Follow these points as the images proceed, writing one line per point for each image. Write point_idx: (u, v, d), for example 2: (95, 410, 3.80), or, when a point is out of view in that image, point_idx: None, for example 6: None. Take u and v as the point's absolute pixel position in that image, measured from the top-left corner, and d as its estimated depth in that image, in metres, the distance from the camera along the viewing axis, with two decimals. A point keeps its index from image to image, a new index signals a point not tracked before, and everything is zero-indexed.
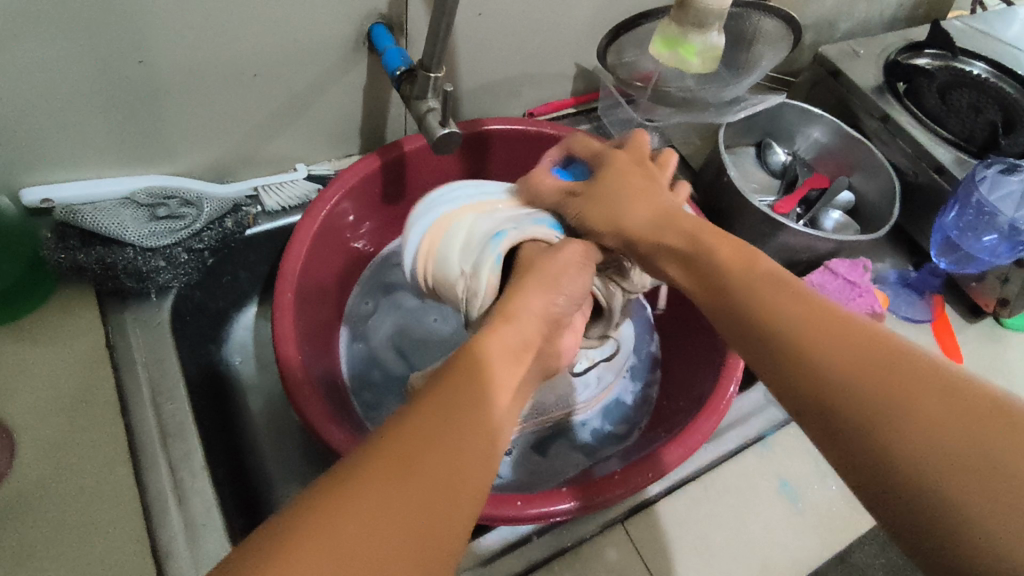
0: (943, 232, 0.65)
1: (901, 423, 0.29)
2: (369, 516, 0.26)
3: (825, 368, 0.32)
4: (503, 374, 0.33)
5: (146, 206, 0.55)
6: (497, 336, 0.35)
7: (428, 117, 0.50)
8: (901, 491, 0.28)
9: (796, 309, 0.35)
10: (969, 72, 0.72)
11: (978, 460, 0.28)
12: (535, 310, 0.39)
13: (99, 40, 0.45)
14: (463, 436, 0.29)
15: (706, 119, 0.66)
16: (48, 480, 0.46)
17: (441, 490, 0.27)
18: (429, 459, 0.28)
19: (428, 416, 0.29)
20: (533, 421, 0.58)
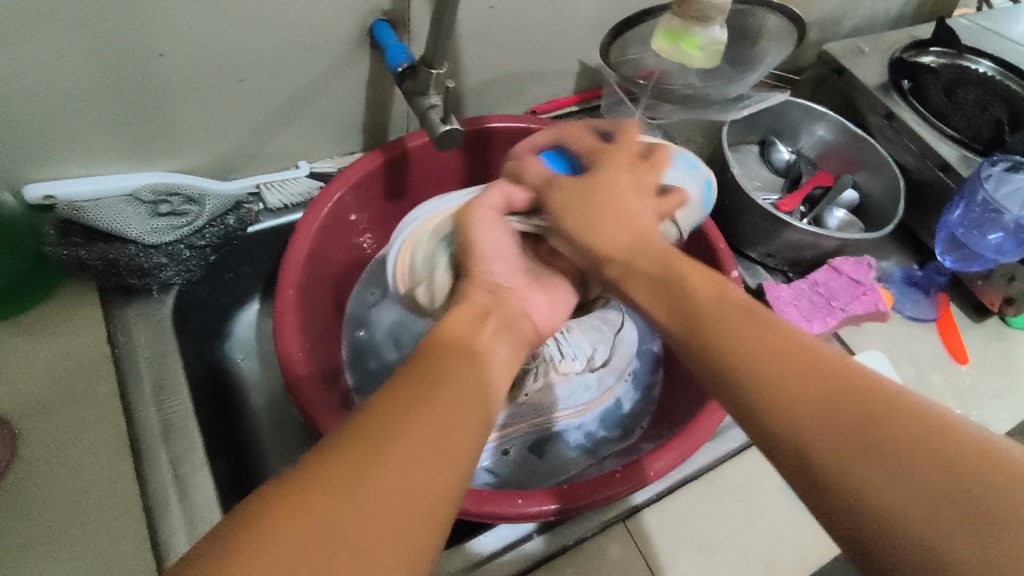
0: (949, 230, 0.65)
1: (885, 481, 0.27)
2: (328, 516, 0.24)
3: (791, 411, 0.30)
4: (470, 355, 0.34)
5: (149, 203, 0.55)
6: (455, 318, 0.37)
7: (429, 114, 0.50)
8: (861, 528, 0.27)
9: (766, 347, 0.33)
10: (975, 70, 0.72)
11: (971, 519, 0.26)
12: (482, 282, 0.42)
13: (103, 36, 0.45)
14: (429, 429, 0.28)
15: (708, 116, 0.67)
16: (50, 475, 0.46)
17: (406, 485, 0.26)
18: (391, 454, 0.27)
19: (389, 408, 0.28)
20: (531, 422, 0.57)
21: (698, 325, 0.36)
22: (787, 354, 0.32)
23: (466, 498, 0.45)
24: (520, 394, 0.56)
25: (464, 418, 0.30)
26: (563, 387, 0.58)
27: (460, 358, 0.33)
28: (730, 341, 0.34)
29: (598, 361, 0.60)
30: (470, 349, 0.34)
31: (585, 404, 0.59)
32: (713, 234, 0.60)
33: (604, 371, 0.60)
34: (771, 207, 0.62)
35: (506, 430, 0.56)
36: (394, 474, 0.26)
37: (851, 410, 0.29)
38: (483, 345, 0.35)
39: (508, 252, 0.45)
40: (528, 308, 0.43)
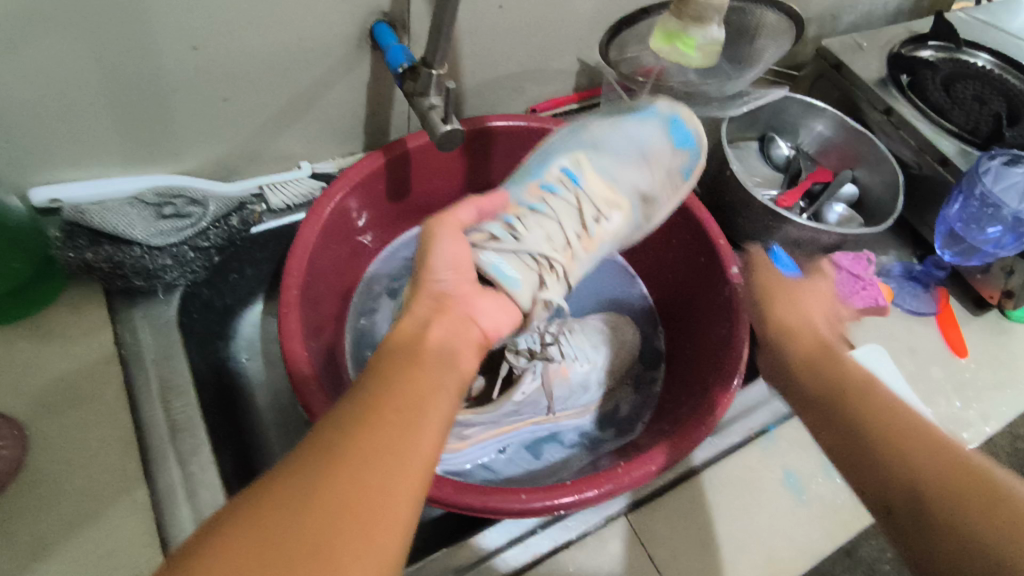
0: (947, 224, 0.65)
1: (905, 445, 0.34)
2: (281, 535, 0.25)
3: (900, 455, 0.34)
4: (420, 361, 0.33)
5: (153, 205, 0.55)
6: (406, 325, 0.36)
7: (429, 115, 0.50)
8: (883, 481, 0.34)
9: (815, 336, 0.41)
10: (974, 64, 0.72)
11: (972, 490, 0.32)
12: (428, 292, 0.38)
13: (108, 39, 0.46)
14: (381, 438, 0.28)
15: (709, 113, 0.66)
16: (61, 473, 0.47)
17: (342, 511, 0.26)
18: (343, 469, 0.27)
19: (341, 423, 0.29)
20: (530, 419, 0.58)
21: (767, 314, 0.45)
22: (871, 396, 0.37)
23: (470, 493, 0.45)
24: (517, 393, 0.55)
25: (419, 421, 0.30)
26: (561, 387, 0.58)
27: (420, 372, 0.33)
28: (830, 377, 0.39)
29: (597, 363, 0.61)
30: (442, 353, 0.34)
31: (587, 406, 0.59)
32: (711, 229, 0.60)
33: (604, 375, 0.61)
34: (770, 203, 0.62)
35: (504, 429, 0.56)
36: (348, 489, 0.26)
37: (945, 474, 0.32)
38: (430, 355, 0.34)
39: (461, 262, 0.41)
40: (471, 313, 0.39)
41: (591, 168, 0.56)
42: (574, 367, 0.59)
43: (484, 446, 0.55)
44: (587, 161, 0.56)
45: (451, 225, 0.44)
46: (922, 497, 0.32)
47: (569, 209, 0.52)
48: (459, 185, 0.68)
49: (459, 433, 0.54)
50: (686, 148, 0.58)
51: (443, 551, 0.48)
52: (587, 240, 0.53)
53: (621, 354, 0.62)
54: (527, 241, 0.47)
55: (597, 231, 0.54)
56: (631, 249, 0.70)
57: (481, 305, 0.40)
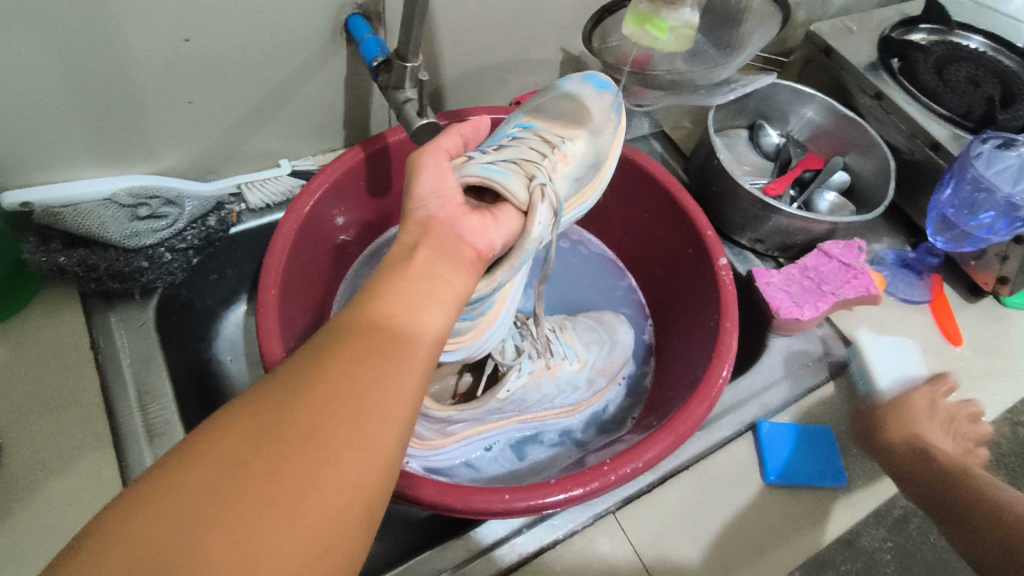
0: (939, 210, 0.64)
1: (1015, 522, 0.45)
2: (264, 434, 0.25)
3: (981, 506, 0.47)
4: (407, 282, 0.32)
5: (128, 206, 0.53)
6: (396, 256, 0.35)
7: (405, 107, 0.49)
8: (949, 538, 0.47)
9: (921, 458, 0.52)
10: (967, 46, 0.71)
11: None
12: (415, 224, 0.38)
13: (72, 38, 0.44)
14: (365, 355, 0.28)
15: (694, 100, 0.63)
16: (37, 481, 0.46)
17: (318, 419, 0.26)
18: (328, 380, 0.27)
19: (328, 343, 0.29)
20: (515, 417, 0.57)
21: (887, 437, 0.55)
22: (976, 497, 0.48)
23: (452, 493, 0.44)
24: (502, 389, 0.55)
25: (405, 340, 0.30)
26: (549, 384, 0.58)
27: (410, 292, 0.32)
28: (920, 474, 0.51)
29: (586, 361, 0.60)
30: (436, 274, 0.34)
31: (575, 402, 0.59)
32: (699, 220, 0.58)
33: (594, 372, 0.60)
34: (759, 192, 0.61)
35: (491, 429, 0.56)
36: (332, 397, 0.27)
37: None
38: (415, 270, 0.33)
39: (445, 187, 0.40)
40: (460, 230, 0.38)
41: (546, 113, 0.54)
42: (563, 367, 0.58)
43: (469, 443, 0.55)
44: (539, 112, 0.54)
45: (437, 157, 0.43)
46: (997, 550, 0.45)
47: (537, 138, 0.51)
48: None
49: (441, 429, 0.53)
50: (608, 91, 0.56)
51: (428, 553, 0.47)
52: (558, 156, 0.50)
53: (613, 351, 0.61)
54: (503, 158, 0.46)
55: (567, 151, 0.51)
56: (619, 241, 0.69)
57: (467, 218, 0.39)
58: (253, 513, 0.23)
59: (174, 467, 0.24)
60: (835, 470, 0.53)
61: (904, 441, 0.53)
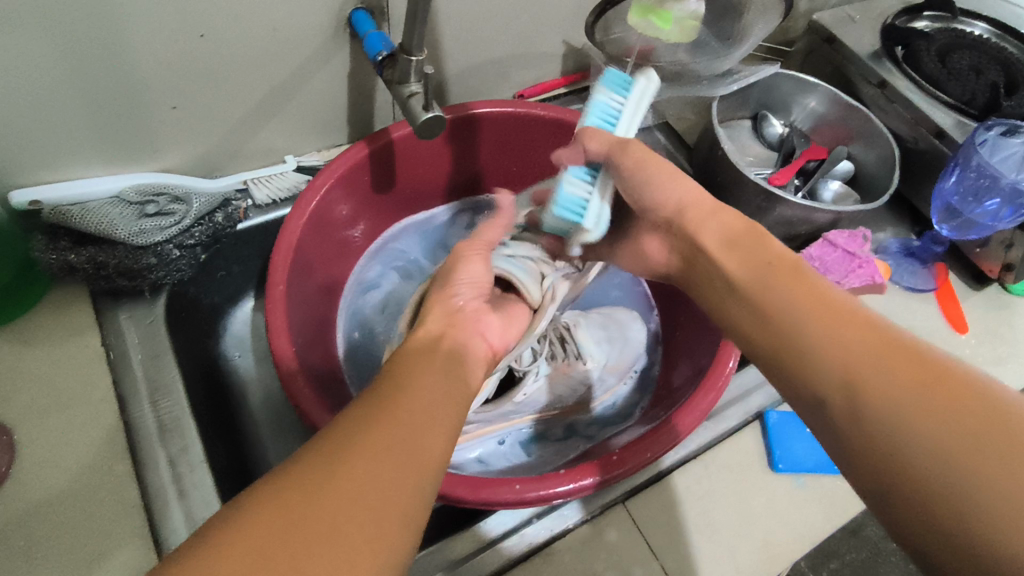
0: (944, 198, 0.64)
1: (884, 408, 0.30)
2: (310, 505, 0.25)
3: (821, 357, 0.33)
4: (431, 366, 0.34)
5: (135, 204, 0.54)
6: (419, 343, 0.37)
7: (410, 101, 0.50)
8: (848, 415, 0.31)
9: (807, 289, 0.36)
10: (970, 33, 0.71)
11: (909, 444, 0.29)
12: (447, 308, 0.42)
13: (78, 38, 0.45)
14: (398, 428, 0.30)
15: (698, 92, 0.67)
16: (50, 477, 0.47)
17: (365, 486, 0.27)
18: (370, 446, 0.28)
19: (360, 417, 0.30)
20: (528, 414, 0.58)
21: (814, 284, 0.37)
22: (844, 318, 0.34)
23: (463, 485, 0.45)
24: (518, 393, 0.56)
25: (434, 417, 0.31)
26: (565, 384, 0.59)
27: (436, 375, 0.34)
28: (767, 291, 0.37)
29: (597, 360, 0.61)
30: (451, 362, 0.36)
31: (580, 396, 0.59)
32: None
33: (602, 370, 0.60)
34: (763, 182, 0.61)
35: (503, 425, 0.57)
36: (371, 471, 0.27)
37: (897, 368, 0.31)
38: (446, 355, 0.37)
39: (475, 285, 0.46)
40: (485, 331, 0.42)
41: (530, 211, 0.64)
42: (576, 366, 0.59)
43: (482, 440, 0.56)
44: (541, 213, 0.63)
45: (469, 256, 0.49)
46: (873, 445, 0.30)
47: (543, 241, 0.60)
48: (447, 174, 0.68)
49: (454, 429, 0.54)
50: None
51: (438, 544, 0.47)
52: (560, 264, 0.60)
53: (624, 351, 0.62)
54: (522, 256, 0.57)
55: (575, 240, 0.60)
56: None
57: (488, 322, 0.43)
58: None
59: (225, 527, 0.24)
60: None
61: (699, 207, 0.43)
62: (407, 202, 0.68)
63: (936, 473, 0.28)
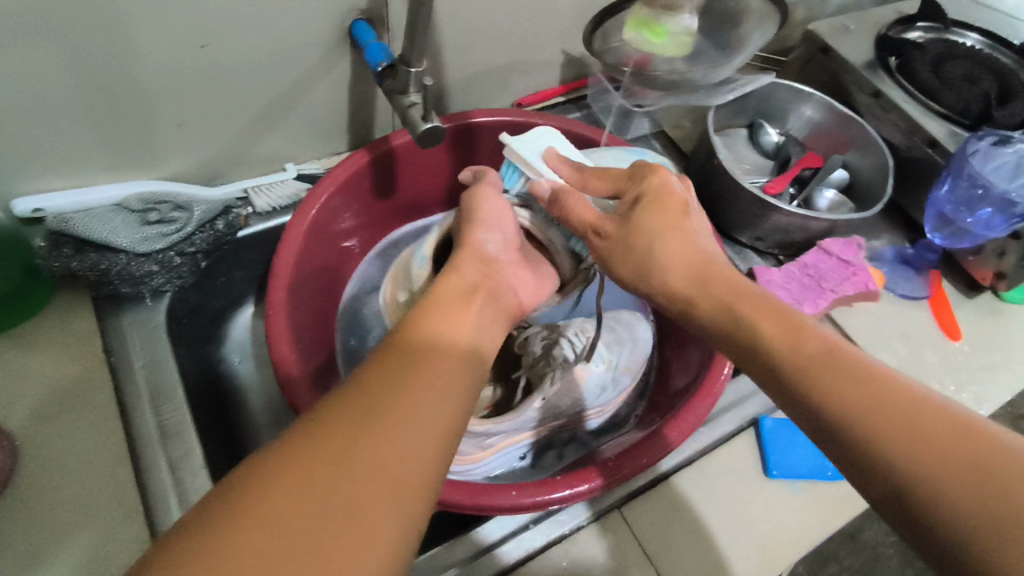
0: (937, 207, 0.65)
1: (864, 412, 0.32)
2: (329, 472, 0.26)
3: (819, 397, 0.34)
4: (455, 337, 0.35)
5: (137, 212, 0.55)
6: (444, 296, 0.39)
7: (410, 112, 0.50)
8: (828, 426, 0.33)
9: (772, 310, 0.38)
10: (964, 43, 0.71)
11: (891, 445, 0.31)
12: (472, 256, 0.45)
13: (83, 48, 0.45)
14: (406, 394, 0.30)
15: (694, 101, 0.65)
16: (52, 482, 0.47)
17: (395, 442, 0.28)
18: (397, 402, 0.29)
19: (382, 371, 0.31)
20: (550, 424, 0.56)
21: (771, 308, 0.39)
22: (830, 361, 0.35)
23: (462, 491, 0.45)
24: (538, 398, 0.54)
25: (447, 385, 0.32)
26: (582, 389, 0.57)
27: (445, 348, 0.34)
28: (759, 337, 0.37)
29: (610, 361, 0.59)
30: (459, 331, 0.36)
31: (596, 399, 0.57)
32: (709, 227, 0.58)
33: (619, 370, 0.59)
34: (759, 192, 0.62)
35: (522, 436, 0.55)
36: (384, 439, 0.28)
37: (876, 398, 0.32)
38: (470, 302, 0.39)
39: (511, 232, 0.50)
40: (511, 284, 0.46)
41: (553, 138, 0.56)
42: (590, 369, 0.57)
43: (506, 453, 0.55)
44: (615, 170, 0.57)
45: (494, 194, 0.51)
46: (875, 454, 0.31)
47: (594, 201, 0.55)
48: (447, 181, 0.68)
49: (479, 443, 0.53)
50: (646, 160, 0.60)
51: (436, 549, 0.48)
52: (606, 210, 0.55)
53: (636, 351, 0.61)
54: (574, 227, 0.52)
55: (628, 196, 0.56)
56: None
57: (513, 275, 0.47)
58: (336, 548, 0.24)
59: (271, 464, 0.26)
60: (834, 465, 0.54)
61: (678, 272, 0.43)
62: (407, 208, 0.68)
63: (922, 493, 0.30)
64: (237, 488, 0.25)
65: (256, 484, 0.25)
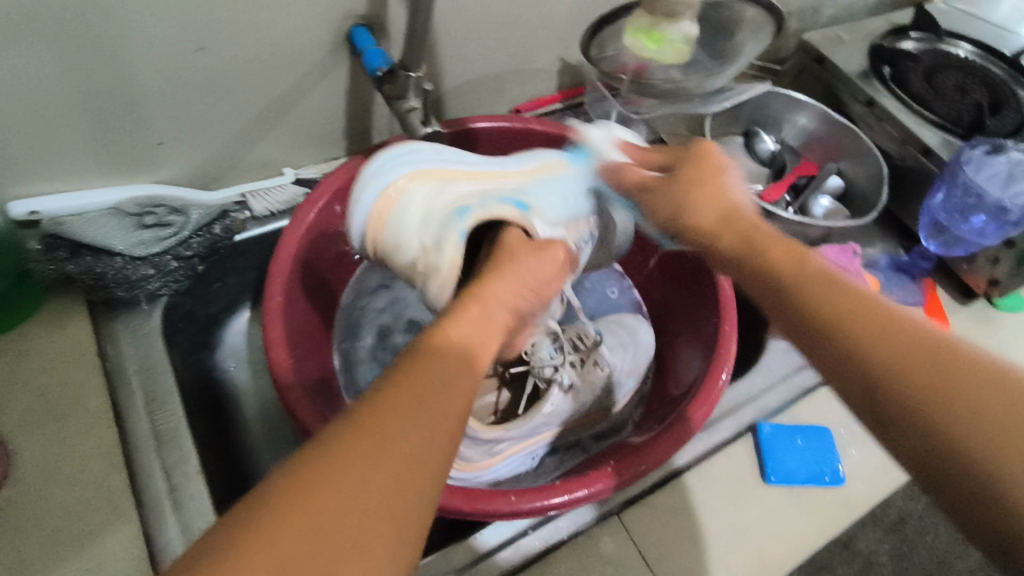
0: (931, 214, 0.66)
1: (921, 374, 0.31)
2: (320, 506, 0.26)
3: (867, 360, 0.32)
4: (456, 368, 0.33)
5: (133, 215, 0.55)
6: (457, 325, 0.36)
7: (410, 116, 0.51)
8: (873, 386, 0.32)
9: (810, 272, 0.37)
10: (955, 54, 0.72)
11: (960, 399, 0.30)
12: (507, 295, 0.41)
13: (82, 51, 0.46)
14: (400, 421, 0.29)
15: (689, 109, 0.68)
16: (44, 487, 0.47)
17: (380, 496, 0.27)
18: (387, 450, 0.28)
19: (379, 409, 0.29)
20: (556, 429, 0.57)
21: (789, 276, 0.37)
22: (878, 311, 0.34)
23: (461, 496, 0.45)
24: (546, 403, 0.55)
25: (437, 426, 0.30)
26: (589, 393, 0.57)
27: (449, 367, 0.33)
28: (802, 299, 0.36)
29: (615, 366, 0.60)
30: (459, 350, 0.34)
31: (595, 404, 0.58)
32: None
33: (622, 376, 0.59)
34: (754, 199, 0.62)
35: (527, 441, 0.55)
36: (374, 469, 0.27)
37: (923, 357, 0.31)
38: (476, 320, 0.37)
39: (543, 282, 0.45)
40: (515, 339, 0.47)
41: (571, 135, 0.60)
42: (596, 374, 0.58)
43: (513, 458, 0.55)
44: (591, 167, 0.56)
45: (551, 256, 0.46)
46: (934, 415, 0.30)
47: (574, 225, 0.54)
48: None
49: (488, 449, 0.53)
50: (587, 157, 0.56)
51: (432, 556, 0.47)
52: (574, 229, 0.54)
53: (639, 356, 0.61)
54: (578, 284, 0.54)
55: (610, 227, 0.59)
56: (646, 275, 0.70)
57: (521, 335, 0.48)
58: None
59: (263, 513, 0.25)
60: (832, 470, 0.54)
61: (709, 210, 0.45)
62: None
63: (978, 455, 0.29)
64: (227, 529, 0.25)
65: (245, 538, 0.24)
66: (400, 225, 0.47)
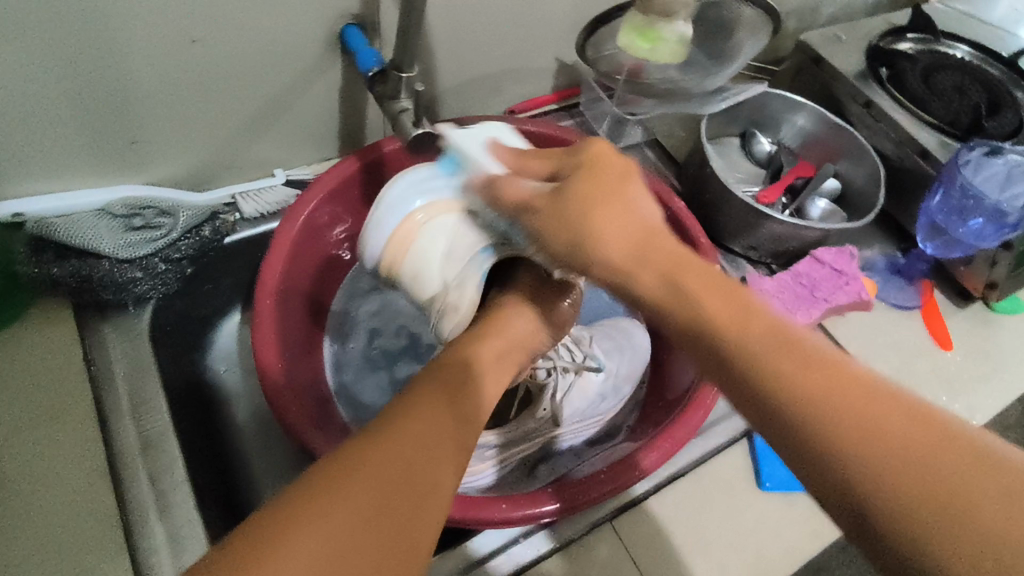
0: (928, 216, 0.65)
1: (909, 484, 0.27)
2: (319, 522, 0.27)
3: (845, 468, 0.28)
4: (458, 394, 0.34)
5: (121, 217, 0.55)
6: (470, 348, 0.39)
7: (400, 117, 0.50)
8: (843, 496, 0.28)
9: (774, 344, 0.32)
10: (953, 55, 0.72)
11: (951, 506, 0.27)
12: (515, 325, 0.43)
13: (69, 51, 0.45)
14: (400, 454, 0.30)
15: (689, 110, 0.64)
16: (29, 494, 0.46)
17: (376, 516, 0.28)
18: (386, 467, 0.30)
19: (379, 434, 0.31)
20: (550, 434, 0.56)
21: (770, 347, 0.32)
22: (837, 395, 0.29)
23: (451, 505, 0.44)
24: (540, 407, 0.55)
25: (436, 450, 0.31)
26: (584, 398, 0.57)
27: (450, 398, 0.34)
28: (761, 381, 0.31)
29: (610, 371, 0.59)
30: (467, 375, 0.36)
31: (590, 410, 0.57)
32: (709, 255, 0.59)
33: (617, 380, 0.59)
34: (751, 201, 0.62)
35: (519, 444, 0.54)
36: (369, 486, 0.29)
37: (914, 474, 0.27)
38: (487, 351, 0.40)
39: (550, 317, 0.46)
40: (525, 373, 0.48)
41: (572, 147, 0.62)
42: (590, 378, 0.57)
43: (507, 463, 0.54)
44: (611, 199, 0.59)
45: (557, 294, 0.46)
46: (925, 535, 0.26)
47: None
48: None
49: (480, 454, 0.53)
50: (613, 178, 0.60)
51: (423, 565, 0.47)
52: None
53: (634, 360, 0.61)
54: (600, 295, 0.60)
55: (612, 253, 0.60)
56: None
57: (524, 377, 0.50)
58: None
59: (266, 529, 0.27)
60: None
61: (617, 243, 0.36)
62: None
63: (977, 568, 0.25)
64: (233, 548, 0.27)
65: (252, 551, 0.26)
66: (423, 262, 0.45)
